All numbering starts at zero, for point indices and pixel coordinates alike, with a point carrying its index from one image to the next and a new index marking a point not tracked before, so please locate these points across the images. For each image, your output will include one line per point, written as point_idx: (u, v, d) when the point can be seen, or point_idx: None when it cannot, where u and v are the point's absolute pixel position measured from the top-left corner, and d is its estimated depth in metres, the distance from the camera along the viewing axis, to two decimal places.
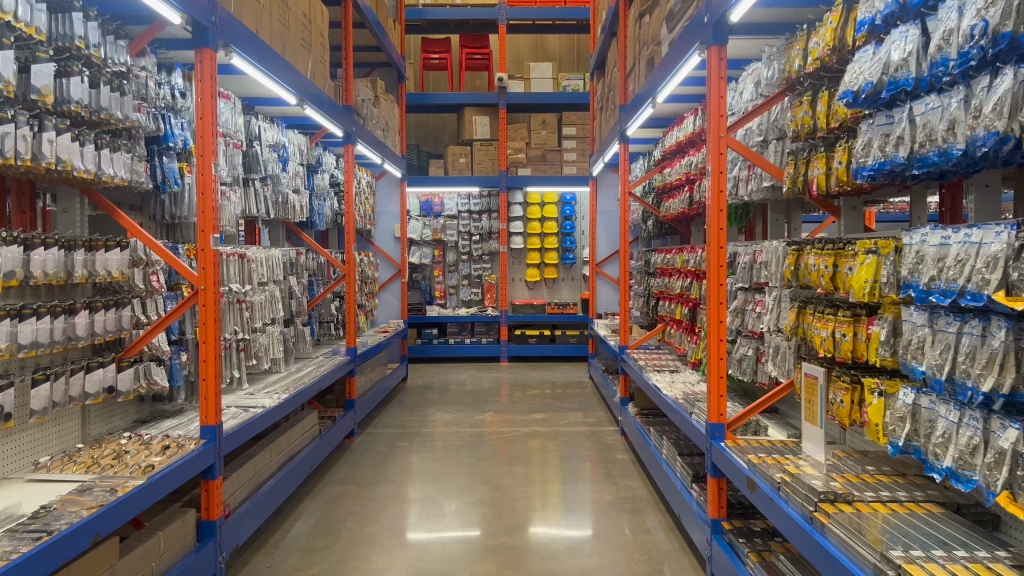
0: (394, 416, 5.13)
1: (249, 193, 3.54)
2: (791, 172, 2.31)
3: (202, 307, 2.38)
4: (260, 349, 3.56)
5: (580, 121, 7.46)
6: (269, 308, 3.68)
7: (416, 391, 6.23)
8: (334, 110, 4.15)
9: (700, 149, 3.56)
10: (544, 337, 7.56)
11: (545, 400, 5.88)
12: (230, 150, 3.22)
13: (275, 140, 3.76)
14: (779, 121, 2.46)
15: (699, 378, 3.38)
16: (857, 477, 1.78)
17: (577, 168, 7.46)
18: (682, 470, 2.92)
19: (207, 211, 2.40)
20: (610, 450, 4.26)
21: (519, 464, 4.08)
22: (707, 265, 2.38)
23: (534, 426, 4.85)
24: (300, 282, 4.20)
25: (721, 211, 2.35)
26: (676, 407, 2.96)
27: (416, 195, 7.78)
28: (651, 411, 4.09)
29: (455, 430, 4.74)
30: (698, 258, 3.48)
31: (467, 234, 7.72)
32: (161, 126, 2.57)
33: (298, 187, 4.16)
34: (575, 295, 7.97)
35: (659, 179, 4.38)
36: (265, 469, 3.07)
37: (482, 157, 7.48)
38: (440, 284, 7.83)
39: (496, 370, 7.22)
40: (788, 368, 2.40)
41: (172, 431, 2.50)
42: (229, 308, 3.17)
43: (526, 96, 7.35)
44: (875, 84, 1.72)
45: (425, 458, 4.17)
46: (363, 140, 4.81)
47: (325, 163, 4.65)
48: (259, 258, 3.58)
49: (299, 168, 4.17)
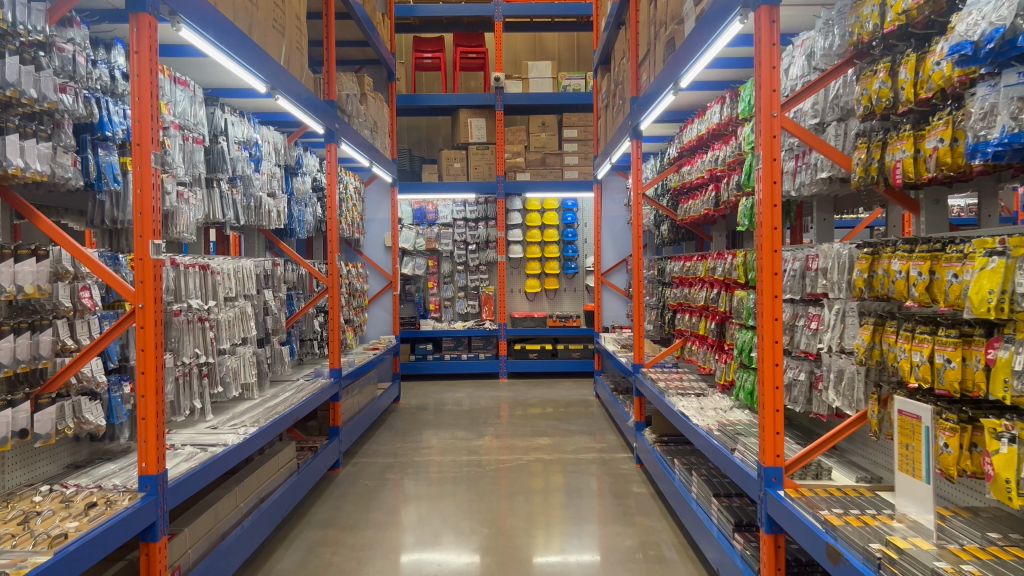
0: (385, 442, 4.66)
1: (214, 195, 3.09)
2: (862, 157, 1.89)
3: (140, 329, 1.94)
4: (227, 375, 3.11)
5: (581, 122, 7.05)
6: (239, 327, 3.23)
7: (410, 412, 5.77)
8: (315, 106, 3.72)
9: (728, 142, 3.14)
10: (545, 351, 7.15)
11: (549, 421, 5.43)
12: (188, 144, 2.78)
13: (246, 136, 3.33)
14: (843, 96, 2.04)
15: (732, 404, 2.95)
16: (986, 554, 1.34)
17: (579, 172, 7.03)
18: (721, 517, 2.47)
19: (145, 212, 1.94)
20: (624, 482, 3.79)
21: (524, 499, 3.62)
22: (759, 273, 1.95)
23: (538, 453, 4.39)
24: (276, 297, 3.75)
25: (776, 206, 1.92)
26: (711, 439, 2.51)
27: (407, 203, 7.32)
28: (672, 437, 3.66)
29: (451, 458, 4.28)
30: (728, 265, 3.05)
31: (463, 243, 7.29)
32: (95, 111, 2.13)
33: (274, 190, 3.72)
34: (577, 307, 7.51)
35: (676, 178, 3.96)
36: (228, 517, 2.61)
37: (478, 161, 7.11)
38: (435, 296, 7.38)
39: (495, 388, 6.77)
40: (857, 399, 1.99)
41: (107, 480, 2.07)
42: (187, 327, 2.74)
43: (524, 96, 6.93)
44: (1007, 30, 1.30)
45: (418, 493, 3.71)
46: (348, 140, 4.37)
47: (306, 165, 4.22)
48: (228, 270, 3.14)
49: (275, 169, 3.73)
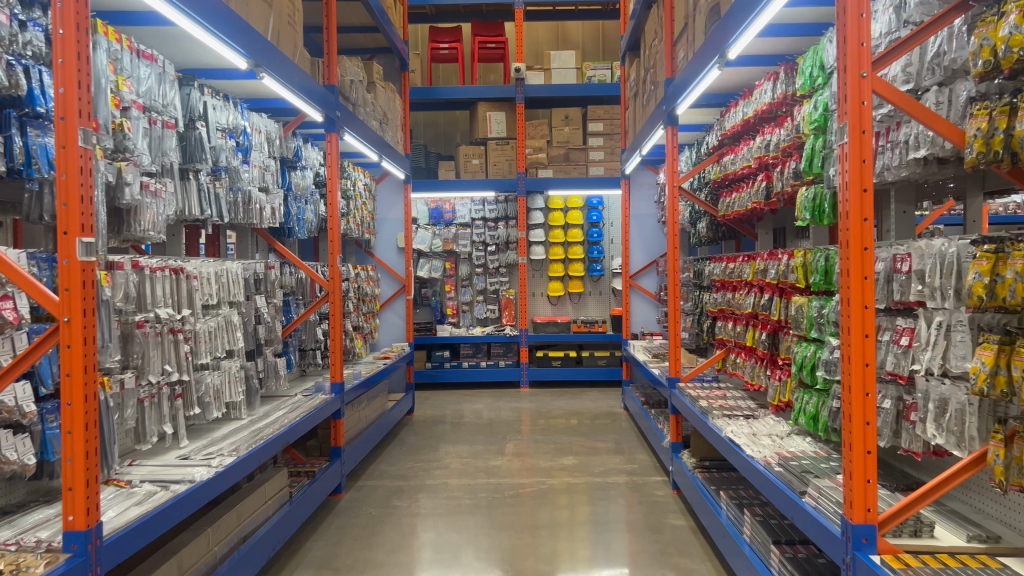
0: (394, 461, 4.26)
1: (191, 188, 2.71)
2: (982, 127, 1.45)
3: (66, 349, 1.56)
4: (207, 394, 2.72)
5: (607, 115, 6.62)
6: (222, 339, 2.85)
7: (425, 426, 5.37)
8: (311, 90, 3.33)
9: (782, 124, 2.71)
10: (570, 359, 6.72)
11: (574, 437, 5.01)
12: (156, 128, 2.40)
13: (231, 124, 2.96)
14: (948, 53, 1.60)
15: (789, 430, 2.53)
16: None
17: (605, 168, 6.62)
18: (781, 572, 2.04)
19: (71, 203, 1.56)
20: (659, 512, 3.36)
21: (548, 534, 3.19)
22: (846, 278, 1.53)
23: (563, 475, 3.97)
24: (270, 304, 3.37)
25: (866, 193, 1.51)
26: (771, 477, 2.09)
27: (423, 202, 6.94)
28: (714, 463, 3.24)
29: (467, 481, 3.86)
30: (783, 267, 2.63)
31: (481, 244, 6.88)
32: (22, 82, 1.76)
33: (267, 184, 3.34)
34: (603, 311, 7.09)
35: (716, 170, 3.54)
36: (198, 565, 2.23)
37: (497, 157, 6.70)
38: (452, 301, 6.99)
39: (516, 398, 6.36)
40: (969, 437, 1.56)
41: (33, 531, 1.70)
42: (153, 341, 2.36)
43: (547, 88, 6.52)
44: None
45: (428, 525, 3.29)
46: (352, 131, 3.98)
47: (306, 159, 3.84)
48: (210, 274, 2.76)
49: (268, 161, 3.36)
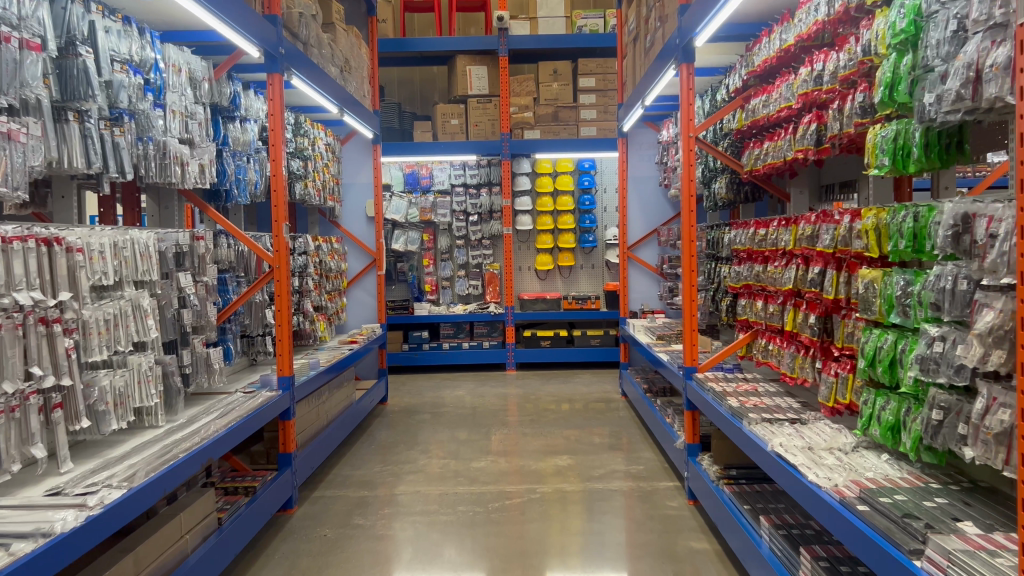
0: (360, 464, 3.66)
1: (76, 136, 2.07)
2: None
3: None
4: (103, 401, 2.11)
5: (600, 69, 6.00)
6: (124, 328, 2.24)
7: (400, 417, 4.79)
8: (246, 18, 2.69)
9: (840, 47, 2.12)
10: (560, 338, 6.19)
11: (567, 427, 4.46)
12: (11, 48, 1.76)
13: (135, 56, 2.34)
14: None
15: (854, 442, 1.96)
16: None
17: (598, 128, 6.01)
18: None
19: None
20: (674, 532, 2.77)
21: (539, 560, 2.59)
22: None
23: (555, 480, 3.37)
24: (197, 283, 2.75)
25: None
26: (853, 519, 1.49)
27: (398, 166, 6.30)
28: (743, 473, 2.65)
29: (445, 490, 3.27)
30: (843, 230, 2.06)
31: (463, 213, 6.26)
32: None
33: (191, 135, 2.71)
34: (596, 287, 6.51)
35: (741, 117, 2.94)
36: None
37: (478, 117, 6.08)
38: (431, 276, 6.39)
39: (502, 382, 5.77)
40: None
41: None
42: (10, 334, 1.73)
43: (532, 39, 5.92)
44: None
45: (397, 549, 2.69)
46: (302, 75, 3.34)
47: (247, 109, 3.23)
48: (103, 246, 2.14)
49: (192, 107, 2.74)
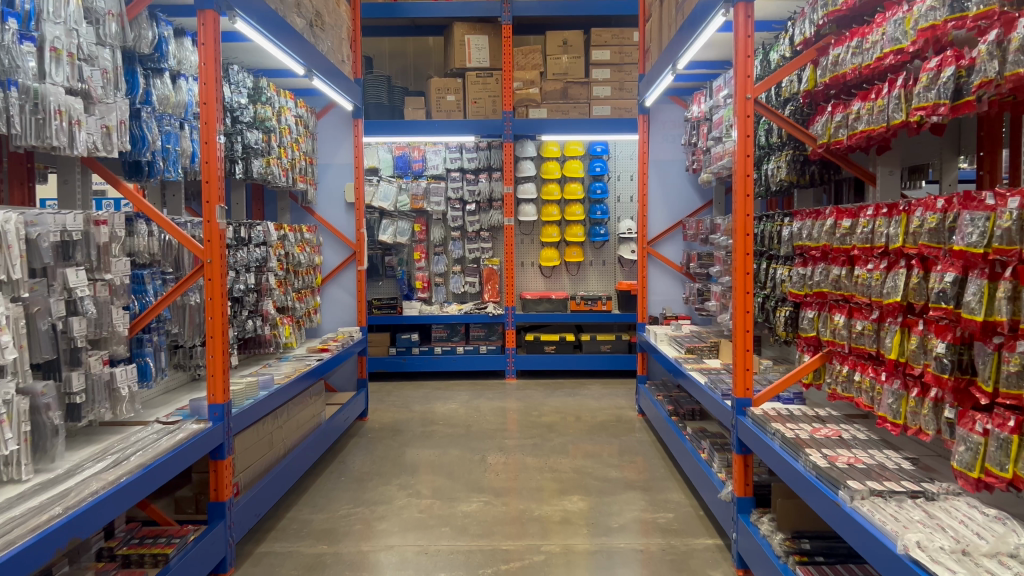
0: (324, 506, 2.97)
1: None
2: None
3: None
4: None
5: (615, 41, 5.33)
6: None
7: (381, 436, 4.10)
8: None
9: None
10: (566, 344, 5.48)
11: (574, 451, 3.79)
12: None
13: None
14: None
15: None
16: None
17: (612, 107, 5.32)
18: None
19: None
20: None
21: None
22: None
23: (563, 533, 2.69)
24: (93, 283, 2.06)
25: None
26: None
27: (387, 147, 5.63)
28: (823, 546, 1.97)
29: (427, 546, 2.59)
30: (1005, 222, 1.39)
31: (458, 201, 5.57)
32: None
33: (87, 83, 2.02)
34: (606, 286, 5.85)
35: (816, 73, 2.24)
36: None
37: (477, 93, 5.40)
38: (422, 271, 5.69)
39: (500, 393, 5.10)
40: None
41: None
42: None
43: (539, 5, 5.22)
44: None
45: None
46: (255, 22, 2.66)
47: (178, 61, 2.56)
48: None
49: (91, 48, 2.05)
